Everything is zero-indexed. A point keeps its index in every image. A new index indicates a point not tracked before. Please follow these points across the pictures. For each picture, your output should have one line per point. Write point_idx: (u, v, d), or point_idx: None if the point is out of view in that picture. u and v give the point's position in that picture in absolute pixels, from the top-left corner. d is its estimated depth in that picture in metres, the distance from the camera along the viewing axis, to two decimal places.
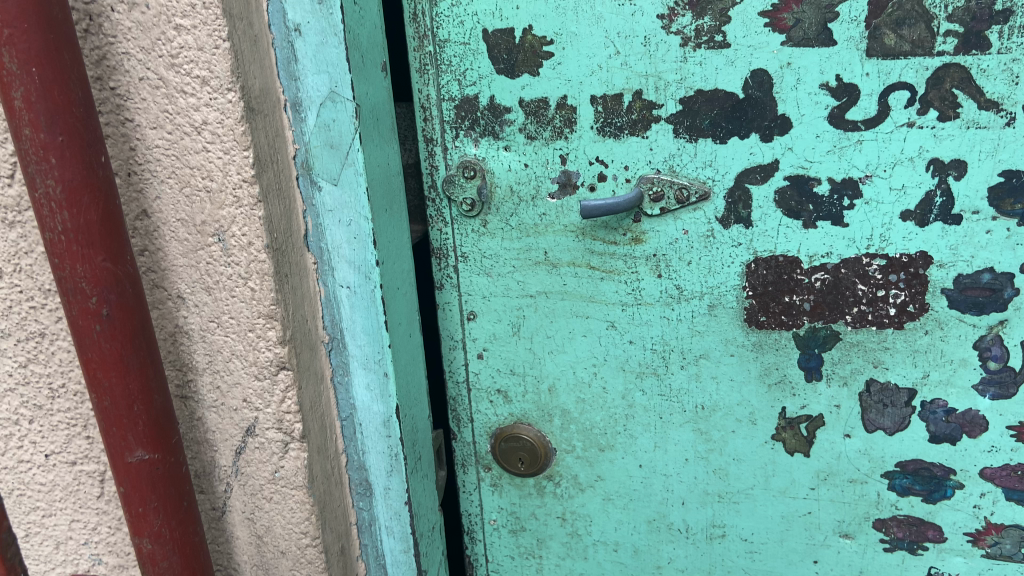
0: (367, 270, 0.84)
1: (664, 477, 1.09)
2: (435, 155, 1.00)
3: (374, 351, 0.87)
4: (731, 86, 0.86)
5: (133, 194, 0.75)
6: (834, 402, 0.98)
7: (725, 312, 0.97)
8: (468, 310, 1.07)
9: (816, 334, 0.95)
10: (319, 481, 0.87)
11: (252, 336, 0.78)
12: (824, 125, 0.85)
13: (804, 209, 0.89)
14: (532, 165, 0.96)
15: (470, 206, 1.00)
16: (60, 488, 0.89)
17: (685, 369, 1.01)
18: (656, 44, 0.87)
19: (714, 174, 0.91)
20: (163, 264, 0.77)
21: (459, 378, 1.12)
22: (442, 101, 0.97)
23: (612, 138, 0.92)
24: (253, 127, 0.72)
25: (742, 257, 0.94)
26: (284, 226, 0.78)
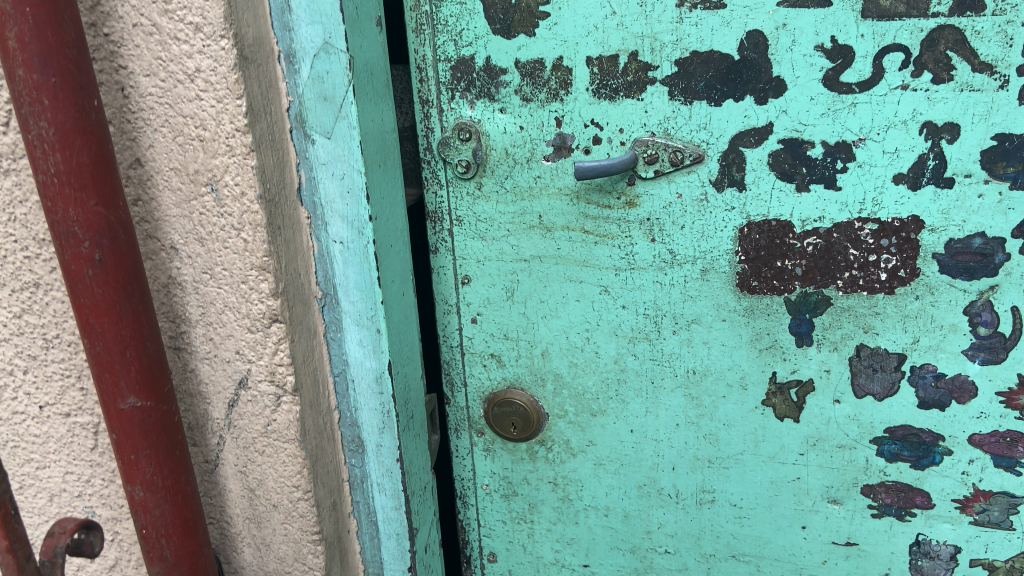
0: (360, 225, 0.84)
1: (655, 442, 1.09)
2: (431, 117, 1.00)
3: (366, 308, 0.87)
4: (727, 47, 0.86)
5: (127, 142, 0.75)
6: (824, 367, 0.98)
7: (717, 277, 0.97)
8: (463, 274, 1.07)
9: (807, 299, 0.95)
10: (311, 436, 0.87)
11: (244, 288, 0.79)
12: (819, 87, 0.85)
13: (797, 171, 0.89)
14: (527, 127, 0.96)
15: (465, 168, 1.01)
16: (54, 440, 0.90)
17: (677, 334, 1.02)
18: (652, 4, 0.86)
19: (708, 137, 0.91)
20: (156, 214, 0.77)
21: (453, 343, 1.13)
22: (438, 62, 0.97)
23: (607, 100, 0.92)
24: (246, 76, 0.72)
25: (734, 221, 0.94)
26: (277, 177, 0.78)
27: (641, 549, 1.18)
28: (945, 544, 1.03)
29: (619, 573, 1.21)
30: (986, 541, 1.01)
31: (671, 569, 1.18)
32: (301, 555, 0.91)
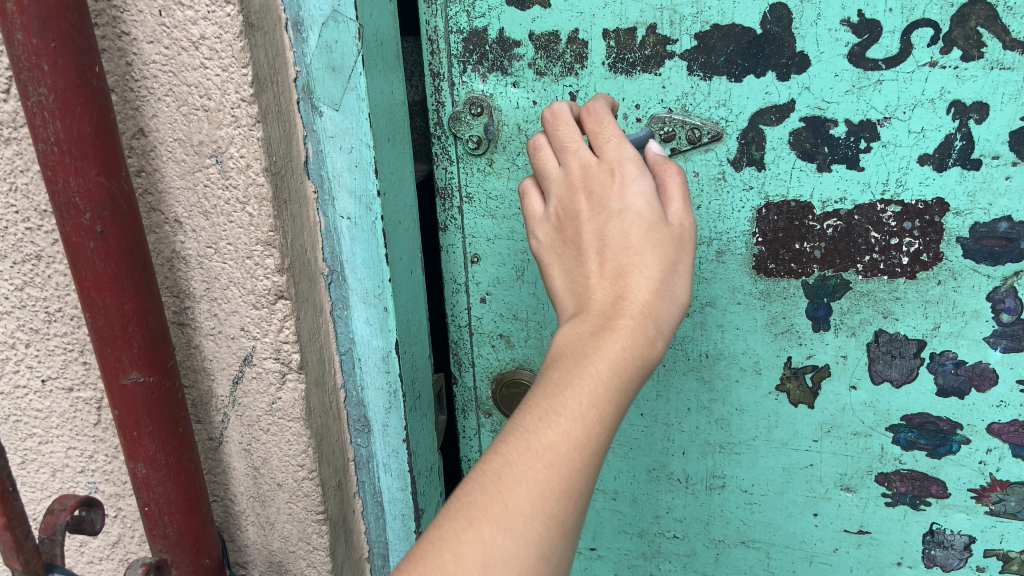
0: (368, 200, 0.81)
1: (666, 426, 1.08)
2: (442, 91, 0.98)
3: (374, 285, 0.85)
4: (749, 21, 0.83)
5: (130, 111, 0.73)
6: (841, 352, 0.95)
7: (734, 259, 0.95)
8: (473, 252, 1.05)
9: (826, 283, 0.92)
10: (317, 414, 0.86)
11: (250, 263, 0.77)
12: (844, 63, 0.82)
13: (818, 150, 0.86)
14: (541, 103, 0.94)
15: (476, 143, 0.98)
16: (57, 414, 0.89)
17: (691, 317, 1.00)
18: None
19: (727, 115, 0.88)
20: (159, 186, 0.75)
21: (462, 322, 1.11)
22: (450, 33, 0.94)
23: (623, 74, 0.89)
24: (253, 43, 0.70)
25: (752, 202, 0.91)
26: (283, 150, 0.76)
27: (649, 533, 1.17)
28: (959, 534, 1.01)
29: (626, 557, 1.20)
30: (1002, 532, 0.99)
31: (679, 555, 1.17)
32: (305, 534, 0.90)
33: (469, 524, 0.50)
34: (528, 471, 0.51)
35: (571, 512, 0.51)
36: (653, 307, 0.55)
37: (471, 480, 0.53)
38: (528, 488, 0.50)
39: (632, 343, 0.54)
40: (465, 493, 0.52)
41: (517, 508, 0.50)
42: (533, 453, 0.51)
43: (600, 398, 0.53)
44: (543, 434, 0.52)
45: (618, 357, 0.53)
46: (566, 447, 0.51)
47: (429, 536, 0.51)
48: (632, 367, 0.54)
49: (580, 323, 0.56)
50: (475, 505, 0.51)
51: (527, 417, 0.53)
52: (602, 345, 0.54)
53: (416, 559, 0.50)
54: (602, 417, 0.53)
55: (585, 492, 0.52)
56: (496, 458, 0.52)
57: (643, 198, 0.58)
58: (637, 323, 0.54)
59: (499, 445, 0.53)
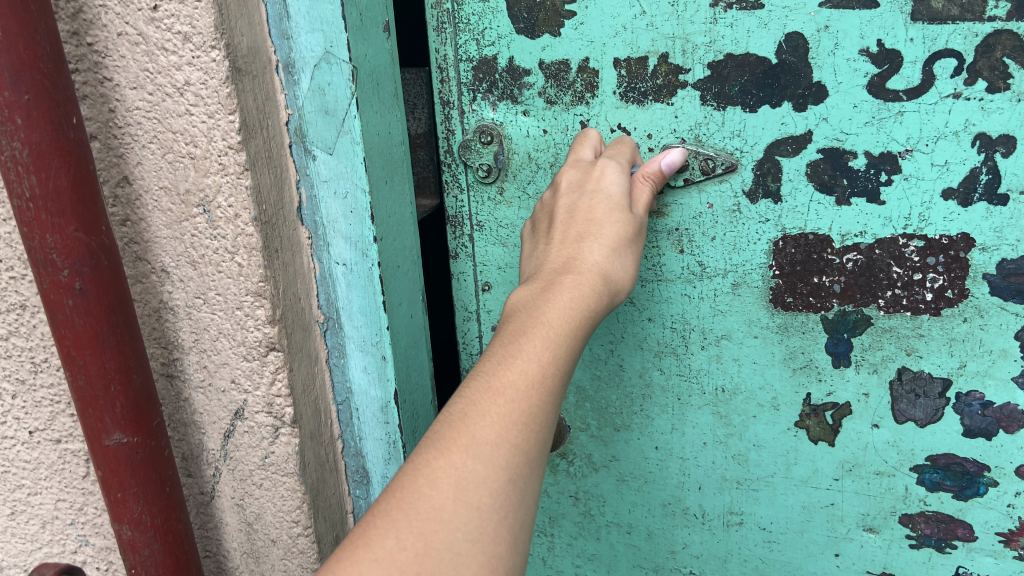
0: (364, 247, 0.78)
1: (681, 460, 0.99)
2: (452, 119, 0.92)
3: (371, 333, 0.81)
4: (764, 50, 0.76)
5: (114, 158, 0.70)
6: (862, 391, 0.87)
7: (749, 292, 0.86)
8: (483, 280, 0.99)
9: (846, 318, 0.84)
10: (312, 468, 0.82)
11: (240, 314, 0.74)
12: (863, 94, 0.75)
13: (837, 183, 0.79)
14: (551, 132, 0.88)
15: (486, 171, 0.92)
16: (46, 466, 0.86)
17: (706, 350, 0.91)
18: (684, 4, 0.77)
19: (742, 145, 0.81)
20: (146, 235, 0.72)
21: (474, 350, 1.05)
22: (460, 61, 0.89)
23: (635, 103, 0.83)
24: (240, 89, 0.67)
25: (768, 234, 0.83)
26: (274, 197, 0.73)
27: (664, 568, 1.07)
28: None
29: None
30: None
31: None
32: None
33: (442, 452, 0.50)
34: (492, 405, 0.52)
35: (534, 442, 0.52)
36: (602, 270, 0.64)
37: (436, 422, 0.53)
38: (493, 417, 0.51)
39: (580, 293, 0.61)
40: (433, 430, 0.51)
41: (485, 437, 0.50)
42: (495, 390, 0.52)
43: (553, 341, 0.56)
44: (502, 373, 0.53)
45: (570, 303, 0.59)
46: (525, 384, 0.53)
47: (402, 472, 0.50)
48: (581, 315, 0.60)
49: (534, 285, 0.63)
50: (444, 437, 0.50)
51: (486, 362, 0.55)
52: (555, 297, 0.60)
53: (390, 489, 0.49)
54: (556, 360, 0.56)
55: (544, 428, 0.53)
56: (461, 399, 0.53)
57: (616, 188, 0.70)
58: (585, 282, 0.62)
59: (462, 388, 0.54)
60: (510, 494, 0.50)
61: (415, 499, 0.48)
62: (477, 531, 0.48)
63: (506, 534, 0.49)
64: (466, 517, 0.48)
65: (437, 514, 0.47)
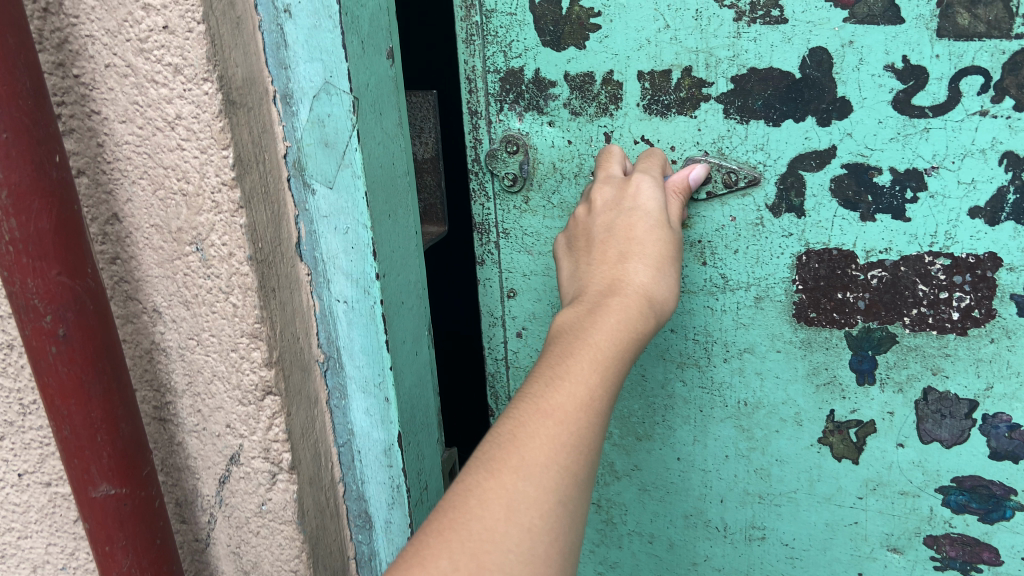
0: (366, 284, 0.74)
1: (703, 472, 0.91)
2: (479, 128, 0.86)
3: (374, 373, 0.77)
4: (788, 64, 0.71)
5: (103, 195, 0.66)
6: (886, 409, 0.80)
7: (773, 306, 0.80)
8: (508, 287, 0.92)
9: (870, 335, 0.77)
10: (312, 514, 0.78)
11: (235, 357, 0.70)
12: (887, 111, 0.69)
13: (861, 200, 0.72)
14: (576, 143, 0.82)
15: (512, 180, 0.86)
16: (35, 510, 0.82)
17: (728, 363, 0.84)
18: (708, 17, 0.72)
19: (765, 159, 0.75)
20: (136, 273, 0.69)
21: (499, 356, 0.97)
22: (487, 73, 0.83)
23: (658, 116, 0.77)
24: (234, 123, 0.63)
25: (792, 248, 0.77)
26: (271, 234, 0.69)
27: None
28: None
29: None
30: None
31: None
32: None
33: (492, 473, 0.50)
34: (541, 426, 0.51)
35: (584, 464, 0.51)
36: (648, 291, 0.61)
37: (485, 441, 0.52)
38: (543, 439, 0.51)
39: (628, 314, 0.58)
40: (482, 450, 0.51)
41: (534, 459, 0.50)
42: (544, 411, 0.52)
43: (602, 362, 0.55)
44: (551, 395, 0.52)
45: (618, 324, 0.57)
46: (574, 405, 0.52)
47: (451, 491, 0.50)
48: (630, 335, 0.58)
49: (578, 305, 0.60)
50: (493, 459, 0.50)
51: (534, 383, 0.54)
52: (602, 318, 0.58)
53: (442, 508, 0.49)
54: (605, 380, 0.54)
55: (595, 449, 0.53)
56: (508, 420, 0.52)
57: (653, 203, 0.68)
58: (632, 302, 0.59)
59: (510, 408, 0.53)
60: (561, 517, 0.50)
61: (466, 521, 0.48)
62: (529, 552, 0.48)
63: (558, 555, 0.49)
64: (517, 539, 0.48)
65: (488, 536, 0.48)
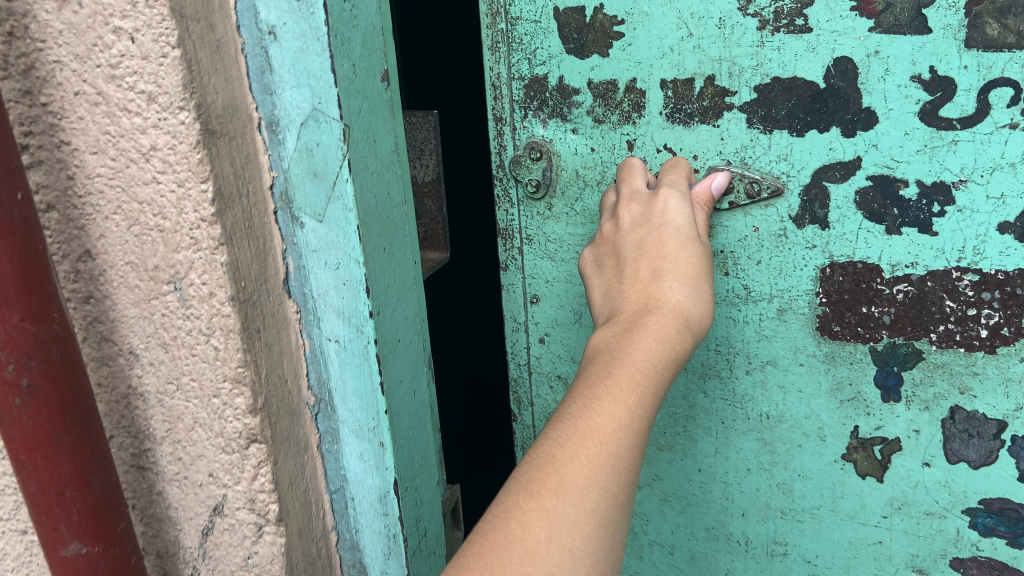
0: (359, 323, 0.69)
1: (724, 484, 0.87)
2: (502, 135, 0.84)
3: (367, 418, 0.72)
4: (812, 74, 0.68)
5: (74, 231, 0.62)
6: (912, 427, 0.76)
7: (796, 319, 0.77)
8: (530, 293, 0.90)
9: (896, 351, 0.74)
10: (302, 568, 0.73)
11: (217, 403, 0.65)
12: (914, 122, 0.66)
13: (886, 212, 0.69)
14: (598, 150, 0.80)
15: (535, 188, 0.84)
16: (11, 558, 0.77)
17: (750, 375, 0.81)
18: (732, 26, 0.69)
19: (789, 169, 0.72)
20: (112, 313, 0.64)
21: (521, 361, 0.94)
22: (512, 79, 0.81)
23: (680, 125, 0.75)
24: (214, 154, 0.58)
25: (816, 261, 0.74)
26: (256, 271, 0.64)
27: None
28: None
29: None
30: None
31: None
32: None
33: (531, 495, 0.52)
34: (580, 448, 0.54)
35: (621, 484, 0.54)
36: (684, 309, 0.63)
37: (524, 462, 0.55)
38: (581, 461, 0.53)
39: (665, 334, 0.60)
40: (522, 471, 0.54)
41: (573, 481, 0.53)
42: (583, 433, 0.54)
43: (639, 383, 0.57)
44: (589, 417, 0.55)
45: (654, 344, 0.59)
46: (612, 427, 0.55)
47: (492, 511, 0.53)
48: (667, 355, 0.60)
49: (614, 323, 0.63)
50: (532, 480, 0.53)
51: (573, 404, 0.56)
52: (639, 337, 0.60)
53: (484, 530, 0.52)
54: (642, 401, 0.57)
55: (632, 468, 0.56)
56: (547, 441, 0.55)
57: (682, 218, 0.68)
58: (668, 322, 0.61)
59: (549, 429, 0.56)
60: (600, 537, 0.52)
61: (508, 543, 0.51)
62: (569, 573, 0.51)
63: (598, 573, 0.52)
64: (559, 560, 0.51)
65: (530, 558, 0.51)
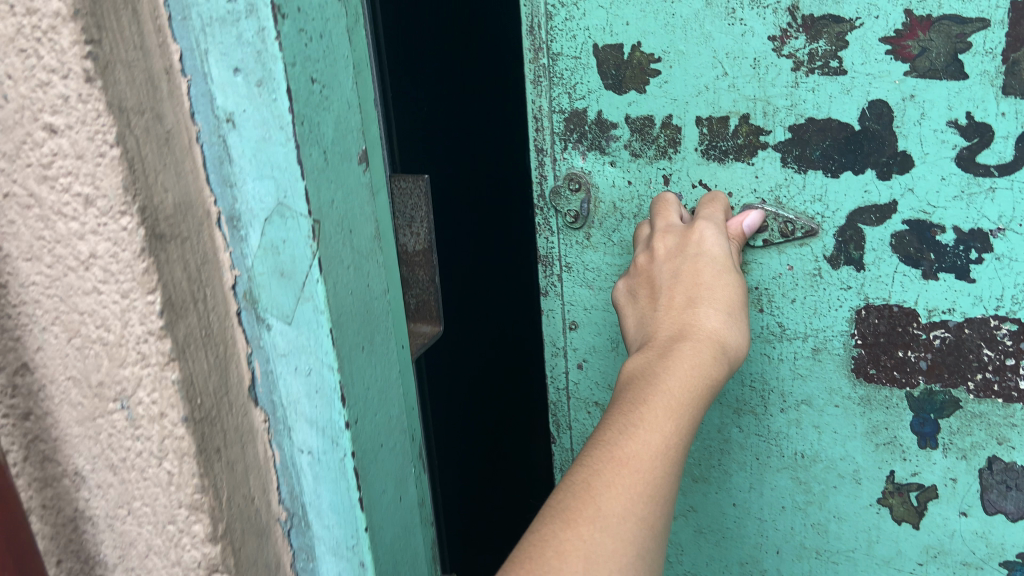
0: (333, 433, 0.61)
1: (759, 521, 0.85)
2: (543, 165, 0.82)
3: (346, 535, 0.65)
4: (846, 116, 0.66)
5: (10, 342, 0.56)
6: (949, 475, 0.73)
7: (830, 359, 0.74)
8: (570, 318, 0.87)
9: (932, 398, 0.71)
10: None
11: (173, 530, 0.58)
12: (950, 167, 0.63)
13: (923, 257, 0.67)
14: (635, 184, 0.77)
15: (574, 218, 0.81)
16: None
17: (785, 413, 0.78)
18: (767, 66, 0.67)
19: (823, 211, 0.69)
20: (55, 431, 0.58)
21: (560, 386, 0.91)
22: (552, 113, 0.79)
23: (716, 162, 0.73)
24: (163, 260, 0.51)
25: (850, 302, 0.71)
26: (216, 384, 0.57)
27: None
28: None
29: None
30: None
31: None
32: None
33: (567, 525, 0.55)
34: (615, 476, 0.57)
35: (656, 512, 0.57)
36: (719, 336, 0.64)
37: (560, 488, 0.58)
38: (617, 488, 0.56)
39: (701, 361, 0.62)
40: (557, 500, 0.57)
41: (609, 511, 0.56)
42: (619, 460, 0.57)
43: (674, 410, 0.60)
44: (625, 444, 0.58)
45: (689, 371, 0.61)
46: (648, 454, 0.58)
47: (527, 540, 0.56)
48: (703, 380, 0.61)
49: (649, 349, 0.65)
50: (568, 509, 0.56)
51: (608, 431, 0.59)
52: (673, 364, 0.62)
53: (520, 560, 0.55)
54: (677, 429, 0.59)
55: (668, 494, 0.58)
56: (583, 468, 0.58)
57: (718, 249, 0.68)
58: (703, 347, 0.63)
59: (585, 455, 0.59)
60: (635, 566, 0.55)
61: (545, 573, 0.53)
62: None
63: None
64: None
65: None
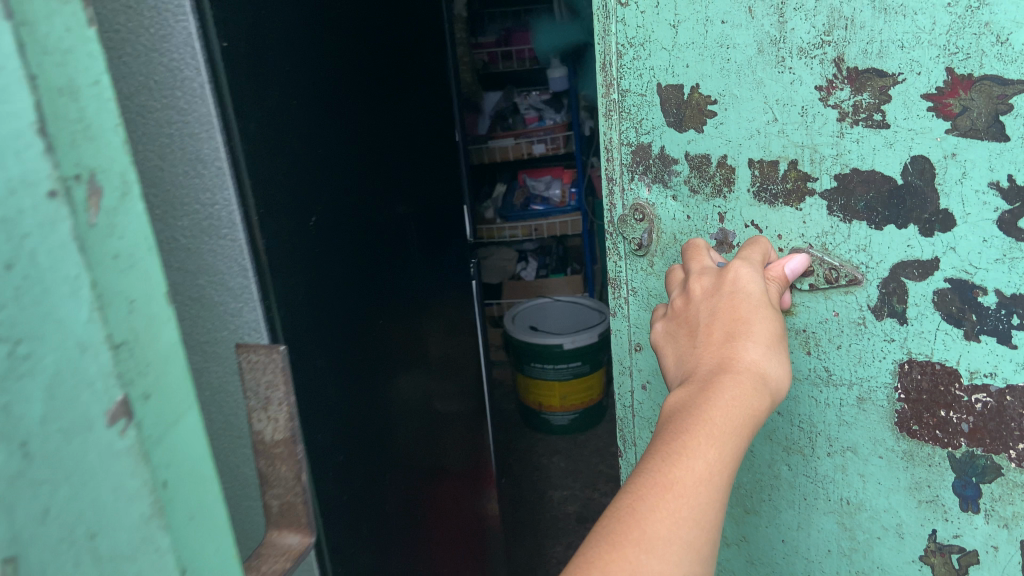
0: None
1: (806, 561, 0.97)
2: (614, 194, 1.01)
3: None
4: (890, 169, 0.77)
5: None
6: (991, 541, 0.81)
7: (875, 410, 0.85)
8: (636, 340, 1.05)
9: (974, 461, 0.80)
10: None
11: None
12: (993, 231, 0.72)
13: (965, 317, 0.76)
14: (693, 218, 0.94)
15: (638, 245, 1.00)
16: None
17: (831, 457, 0.90)
18: (814, 115, 0.80)
19: (867, 260, 0.81)
20: None
21: (626, 403, 1.09)
22: (623, 145, 0.97)
23: (767, 204, 0.87)
24: None
25: (893, 355, 0.82)
26: None
27: None
28: None
29: None
30: None
31: None
32: None
33: (613, 546, 0.59)
34: (659, 500, 0.61)
35: (701, 535, 0.61)
36: (759, 369, 0.69)
37: (606, 514, 0.63)
38: (662, 512, 0.61)
39: (744, 390, 0.66)
40: (604, 525, 0.61)
41: (652, 533, 0.60)
42: (663, 485, 0.61)
43: (718, 437, 0.64)
44: (669, 471, 0.62)
45: (733, 400, 0.65)
46: (692, 481, 0.62)
47: (576, 560, 0.60)
48: (744, 408, 0.66)
49: (690, 383, 0.69)
50: (613, 532, 0.60)
51: (654, 458, 0.63)
52: (715, 393, 0.66)
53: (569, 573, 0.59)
54: (722, 453, 0.64)
55: (713, 517, 0.63)
56: (629, 493, 0.62)
57: (753, 287, 0.74)
58: (745, 377, 0.67)
59: (633, 481, 0.63)
60: None
61: None
62: None
63: None
64: None
65: None
